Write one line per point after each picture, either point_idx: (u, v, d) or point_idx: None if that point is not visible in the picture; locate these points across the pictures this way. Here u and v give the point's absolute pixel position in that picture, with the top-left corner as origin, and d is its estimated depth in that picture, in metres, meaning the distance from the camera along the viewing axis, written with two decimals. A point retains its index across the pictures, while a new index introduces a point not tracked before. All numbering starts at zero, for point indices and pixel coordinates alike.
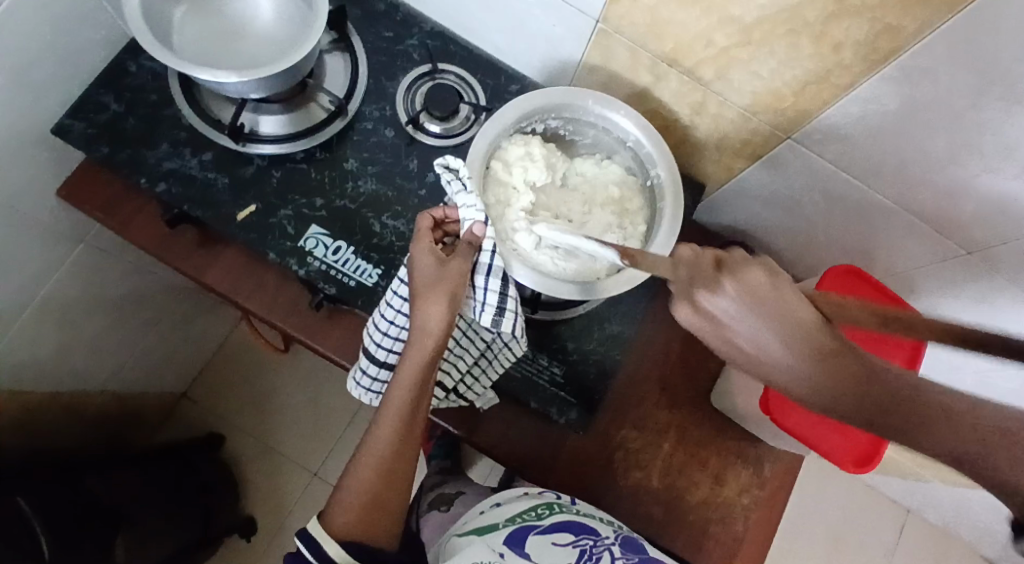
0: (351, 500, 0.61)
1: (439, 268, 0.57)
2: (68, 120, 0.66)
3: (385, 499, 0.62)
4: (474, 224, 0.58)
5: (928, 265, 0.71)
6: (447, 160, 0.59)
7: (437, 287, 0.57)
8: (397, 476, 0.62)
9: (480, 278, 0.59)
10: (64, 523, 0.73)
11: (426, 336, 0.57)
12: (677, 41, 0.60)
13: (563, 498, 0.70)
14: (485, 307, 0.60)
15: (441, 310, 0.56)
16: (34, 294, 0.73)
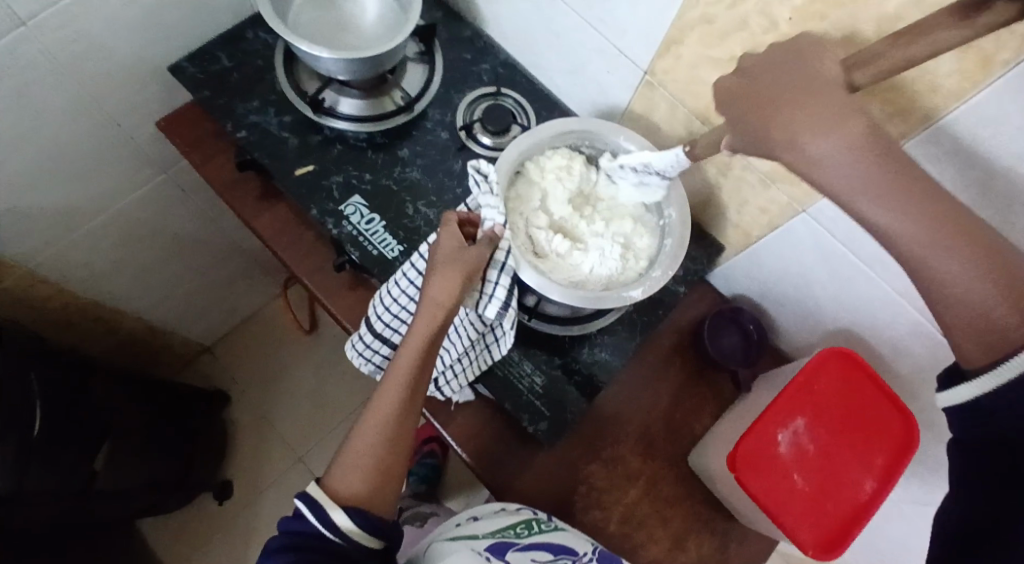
0: (354, 468, 0.57)
1: (460, 248, 0.59)
2: (185, 63, 0.78)
3: (391, 466, 0.58)
4: (495, 225, 0.61)
5: (928, 371, 0.69)
6: (479, 164, 0.64)
7: (457, 263, 0.58)
8: (399, 450, 0.59)
9: (492, 272, 0.61)
10: (61, 413, 0.78)
11: (436, 305, 0.57)
12: (711, 100, 0.66)
13: (540, 515, 0.69)
14: (491, 300, 0.62)
15: (455, 284, 0.57)
16: (110, 203, 0.84)
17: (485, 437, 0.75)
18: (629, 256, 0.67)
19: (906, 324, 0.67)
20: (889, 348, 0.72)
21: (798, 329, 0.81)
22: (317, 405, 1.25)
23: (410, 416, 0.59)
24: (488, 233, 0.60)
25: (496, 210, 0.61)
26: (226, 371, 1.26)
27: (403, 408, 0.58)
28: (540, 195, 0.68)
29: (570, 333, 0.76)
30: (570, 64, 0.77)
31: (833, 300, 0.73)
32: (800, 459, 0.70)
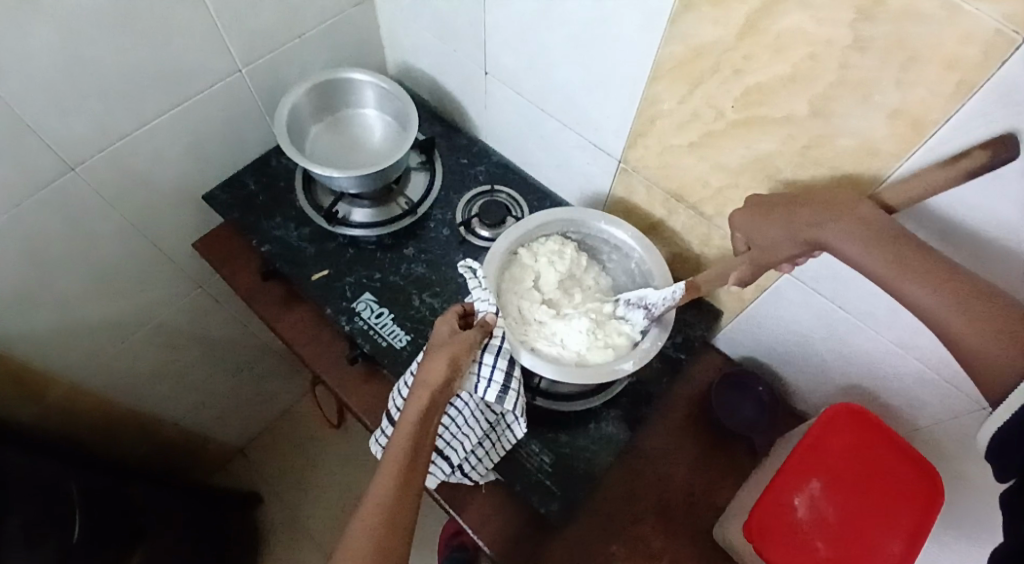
0: (351, 556, 0.55)
1: (449, 334, 0.65)
2: (218, 190, 0.88)
3: (390, 546, 0.57)
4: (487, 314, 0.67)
5: (947, 421, 0.67)
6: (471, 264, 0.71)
7: (446, 346, 0.63)
8: (399, 533, 0.58)
9: (488, 356, 0.66)
10: (97, 520, 0.82)
11: (426, 383, 0.61)
12: (683, 181, 0.71)
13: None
14: (490, 383, 0.66)
15: (444, 363, 0.61)
16: (152, 317, 0.93)
17: (499, 520, 0.76)
18: (601, 340, 0.69)
19: (911, 375, 0.67)
20: (901, 401, 0.71)
21: (811, 387, 0.81)
22: (349, 502, 1.26)
23: (409, 497, 0.58)
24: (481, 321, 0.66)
25: (486, 299, 0.68)
26: (261, 473, 1.30)
27: (401, 488, 0.58)
28: (528, 274, 0.73)
29: (576, 409, 0.78)
30: (556, 159, 0.84)
31: (836, 356, 0.74)
32: (822, 525, 0.69)
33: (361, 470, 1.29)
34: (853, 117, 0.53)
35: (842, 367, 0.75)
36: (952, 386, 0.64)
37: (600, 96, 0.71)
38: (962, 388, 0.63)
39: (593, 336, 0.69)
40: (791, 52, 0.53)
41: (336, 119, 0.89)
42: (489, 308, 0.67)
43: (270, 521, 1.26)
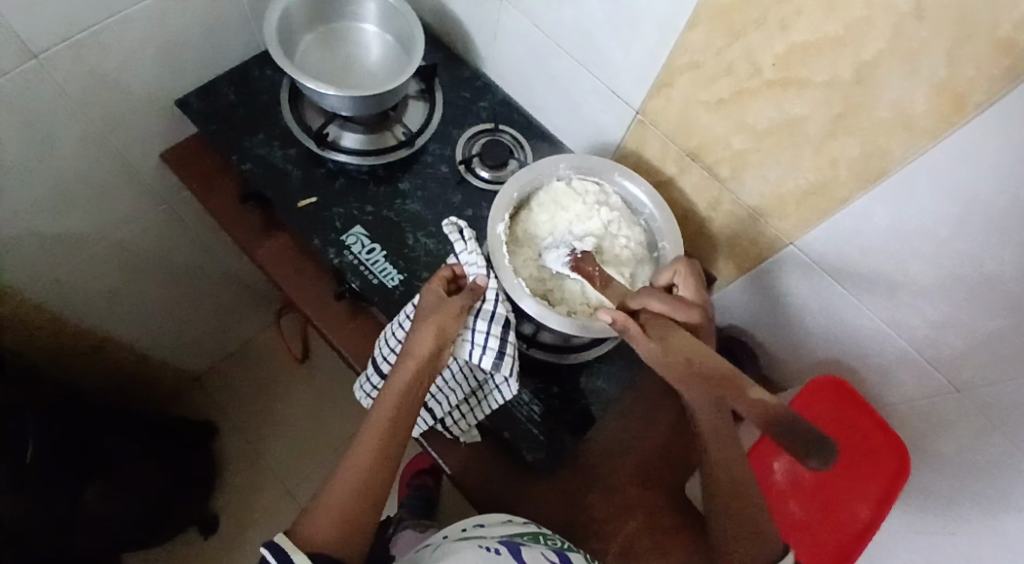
0: (323, 516, 0.55)
1: (439, 300, 0.62)
2: (192, 99, 0.80)
3: (368, 512, 0.56)
4: (478, 277, 0.65)
5: (920, 400, 0.69)
6: (458, 222, 0.65)
7: (432, 315, 0.62)
8: (375, 500, 0.57)
9: (479, 321, 0.64)
10: (50, 444, 0.77)
11: (413, 355, 0.60)
12: (702, 139, 0.70)
13: (544, 529, 0.65)
14: (485, 349, 0.64)
15: (432, 332, 0.61)
16: (113, 232, 0.85)
17: (481, 463, 0.75)
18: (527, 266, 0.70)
19: (895, 355, 0.69)
20: (877, 379, 0.72)
21: (791, 359, 0.81)
22: (308, 437, 1.24)
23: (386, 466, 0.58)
24: (472, 285, 0.64)
25: (476, 263, 0.64)
26: (214, 403, 1.25)
27: (381, 456, 0.58)
28: (582, 198, 0.72)
29: (567, 362, 0.78)
30: (564, 103, 0.80)
31: (824, 330, 0.74)
32: (797, 485, 0.73)
33: (323, 406, 1.27)
34: (900, 91, 0.52)
35: (826, 343, 0.75)
36: (933, 367, 0.65)
37: (629, 40, 0.67)
38: (939, 371, 0.65)
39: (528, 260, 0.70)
40: (848, 15, 0.51)
41: (329, 32, 0.82)
42: (480, 272, 0.65)
43: (223, 452, 1.21)
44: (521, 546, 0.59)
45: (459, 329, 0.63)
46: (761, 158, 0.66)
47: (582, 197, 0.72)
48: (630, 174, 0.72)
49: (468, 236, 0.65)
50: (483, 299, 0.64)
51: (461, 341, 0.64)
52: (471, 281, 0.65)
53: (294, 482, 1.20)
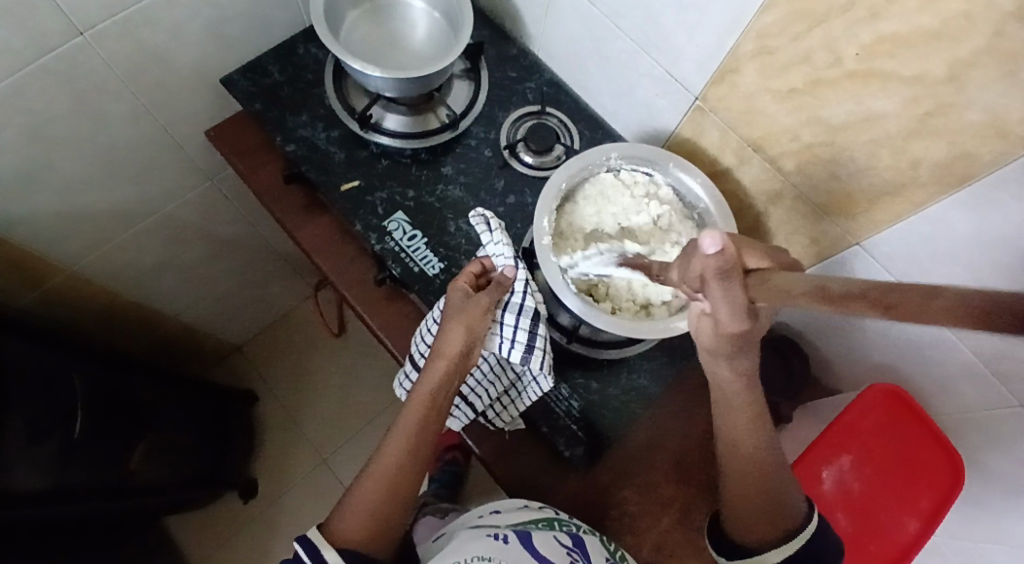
0: (352, 512, 0.58)
1: (464, 299, 0.61)
2: (237, 76, 0.79)
3: (392, 509, 0.58)
4: (507, 268, 0.64)
5: (978, 411, 0.65)
6: (485, 213, 0.66)
7: (459, 313, 0.61)
8: (402, 497, 0.59)
9: (509, 316, 0.63)
10: (101, 413, 0.79)
11: (443, 355, 0.60)
12: (766, 130, 0.66)
13: (562, 515, 0.63)
14: (514, 344, 0.63)
15: (460, 332, 0.60)
16: (159, 207, 0.86)
17: (518, 456, 0.74)
18: (573, 259, 0.68)
19: (957, 367, 0.64)
20: (936, 389, 0.68)
21: (841, 360, 0.77)
22: (344, 409, 1.26)
23: (414, 465, 0.60)
24: (498, 278, 0.62)
25: (503, 254, 0.64)
26: (255, 372, 1.27)
27: (409, 455, 0.59)
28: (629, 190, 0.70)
29: (607, 357, 0.75)
30: (617, 86, 0.77)
31: (882, 334, 0.70)
32: (845, 497, 0.69)
33: (359, 379, 1.28)
34: (993, 92, 0.47)
35: (882, 348, 0.71)
36: (995, 381, 0.61)
37: (693, 22, 0.63)
38: (1003, 385, 0.61)
39: (573, 252, 0.68)
40: (945, 5, 0.46)
41: (376, 7, 0.79)
42: (508, 262, 0.64)
43: (263, 420, 1.24)
44: (532, 532, 0.58)
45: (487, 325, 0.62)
46: (830, 154, 0.62)
47: (630, 190, 0.70)
48: (686, 165, 0.68)
49: (494, 227, 0.65)
50: (511, 291, 0.64)
51: (489, 335, 0.64)
52: (500, 273, 0.64)
53: (329, 452, 1.22)
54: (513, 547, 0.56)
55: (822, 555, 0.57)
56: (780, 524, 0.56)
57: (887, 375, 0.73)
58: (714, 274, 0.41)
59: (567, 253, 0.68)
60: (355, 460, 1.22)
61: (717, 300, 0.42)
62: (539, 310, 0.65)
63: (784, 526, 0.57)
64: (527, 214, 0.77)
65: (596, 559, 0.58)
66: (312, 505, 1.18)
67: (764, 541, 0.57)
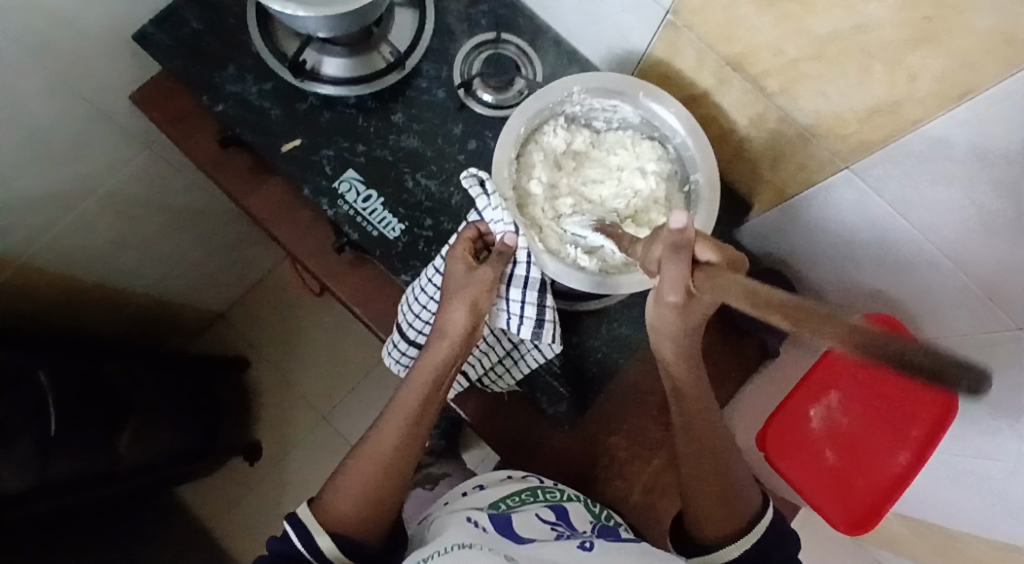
0: (345, 489, 0.56)
1: (467, 272, 0.56)
2: (150, 29, 0.70)
3: (386, 490, 0.56)
4: (506, 234, 0.56)
5: (970, 336, 0.59)
6: (477, 171, 0.58)
7: (462, 289, 0.56)
8: (398, 477, 0.57)
9: (513, 290, 0.59)
10: (78, 404, 0.77)
11: (446, 335, 0.56)
12: (746, 46, 0.57)
13: (546, 485, 0.63)
14: (524, 319, 0.60)
15: (463, 312, 0.55)
16: (99, 184, 0.80)
17: (507, 417, 0.71)
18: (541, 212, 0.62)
19: (952, 291, 0.58)
20: (929, 315, 0.64)
21: (835, 288, 0.73)
22: (339, 361, 1.25)
23: (412, 444, 0.57)
24: (499, 248, 0.56)
25: (502, 220, 0.57)
26: (244, 332, 1.26)
27: (407, 436, 0.57)
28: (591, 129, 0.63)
29: (587, 308, 0.70)
30: (579, 2, 0.67)
31: (875, 261, 0.65)
32: (833, 434, 0.67)
33: (348, 329, 1.26)
34: None
35: (875, 274, 0.67)
36: (992, 304, 0.55)
37: None
38: (999, 307, 0.54)
39: (540, 205, 0.62)
40: None
41: None
42: (507, 229, 0.56)
43: (258, 378, 1.24)
44: (513, 513, 0.57)
45: (492, 302, 0.58)
46: (822, 73, 0.54)
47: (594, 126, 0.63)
48: (657, 94, 0.61)
49: (491, 190, 0.57)
50: (513, 263, 0.58)
51: (496, 310, 0.60)
52: (499, 241, 0.56)
53: (328, 404, 1.23)
54: (495, 528, 0.54)
55: (772, 553, 0.56)
56: (736, 519, 0.56)
57: (877, 301, 0.69)
58: (670, 248, 0.38)
59: (534, 207, 0.62)
60: (354, 409, 1.22)
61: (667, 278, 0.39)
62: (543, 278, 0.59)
63: (742, 518, 0.56)
64: (490, 160, 0.70)
65: (580, 526, 0.57)
66: (320, 457, 1.20)
67: (723, 537, 0.56)
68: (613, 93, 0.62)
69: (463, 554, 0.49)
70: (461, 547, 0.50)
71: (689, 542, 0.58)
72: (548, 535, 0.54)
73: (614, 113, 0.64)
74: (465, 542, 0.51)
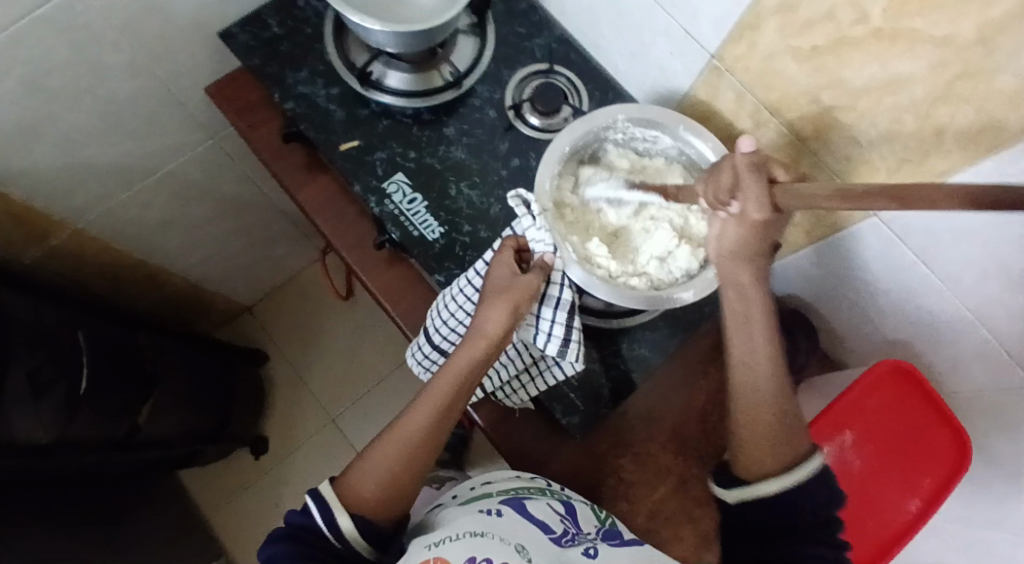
0: (367, 476, 0.57)
1: (511, 278, 0.60)
2: (236, 29, 0.76)
3: (405, 482, 0.58)
4: (546, 253, 0.61)
5: (990, 393, 0.62)
6: (522, 193, 0.63)
7: (505, 293, 0.59)
8: (414, 471, 0.58)
9: (547, 310, 0.62)
10: (106, 370, 0.79)
11: (484, 334, 0.59)
12: (783, 93, 0.62)
13: (554, 486, 0.64)
14: (551, 337, 0.63)
15: (504, 313, 0.58)
16: (161, 164, 0.85)
17: (519, 428, 0.73)
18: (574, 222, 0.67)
19: (972, 348, 0.61)
20: (950, 370, 0.66)
21: (850, 336, 0.75)
22: (353, 368, 1.27)
23: (435, 439, 0.59)
24: (540, 263, 0.61)
25: (544, 240, 0.62)
26: (265, 332, 1.29)
27: (428, 432, 0.58)
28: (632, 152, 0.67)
29: (609, 327, 0.73)
30: (630, 43, 0.73)
31: (896, 311, 0.67)
32: (845, 475, 0.68)
33: (367, 340, 1.29)
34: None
35: (894, 325, 0.69)
36: (1015, 366, 0.58)
37: None
38: (1020, 367, 0.58)
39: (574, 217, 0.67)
40: None
41: None
42: (547, 249, 0.62)
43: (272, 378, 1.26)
44: (525, 504, 0.59)
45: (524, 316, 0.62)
46: (851, 123, 0.58)
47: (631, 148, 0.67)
48: (698, 128, 0.65)
49: (536, 211, 0.62)
50: (548, 281, 0.62)
51: (526, 326, 0.64)
52: (538, 258, 0.61)
53: (338, 412, 1.25)
54: (508, 516, 0.56)
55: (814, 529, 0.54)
56: (789, 453, 0.56)
57: (892, 350, 0.71)
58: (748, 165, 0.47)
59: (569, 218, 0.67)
60: (361, 421, 1.24)
61: (750, 196, 0.45)
62: (575, 301, 0.64)
63: (792, 456, 0.56)
64: (530, 178, 0.75)
65: (586, 527, 0.59)
66: (323, 463, 1.21)
67: (774, 470, 0.56)
68: (650, 120, 0.67)
69: (477, 542, 0.51)
70: (473, 535, 0.52)
71: (732, 475, 0.58)
72: (556, 530, 0.56)
73: (653, 143, 0.69)
74: (477, 530, 0.53)
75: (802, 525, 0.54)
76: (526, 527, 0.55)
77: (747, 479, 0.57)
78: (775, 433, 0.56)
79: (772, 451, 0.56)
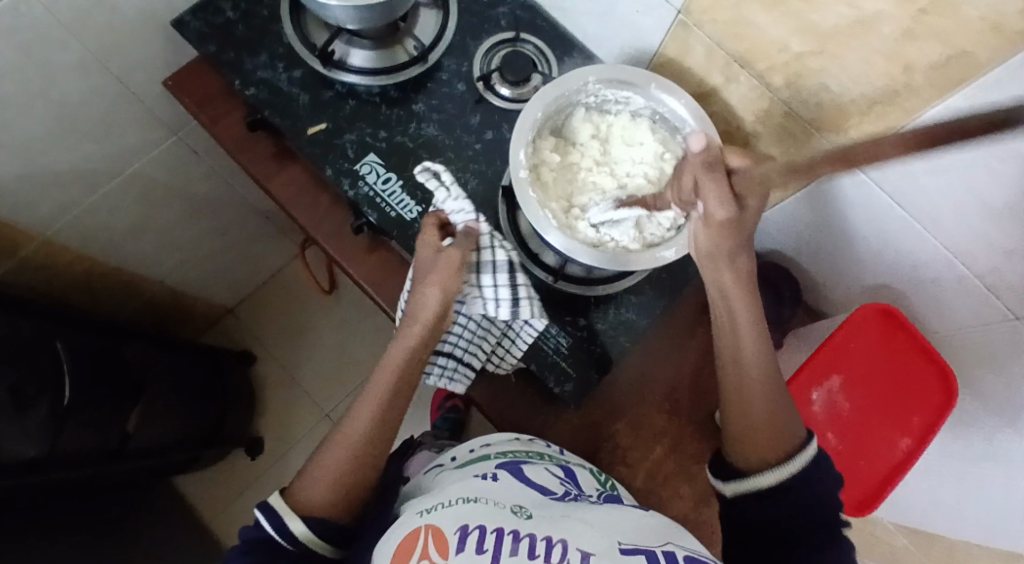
0: (318, 477, 0.57)
1: (435, 258, 0.60)
2: (187, 17, 0.73)
3: (358, 476, 0.58)
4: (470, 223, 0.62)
5: (973, 328, 0.63)
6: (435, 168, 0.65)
7: (432, 275, 0.60)
8: (366, 462, 0.59)
9: (486, 277, 0.64)
10: (90, 380, 0.78)
11: (417, 318, 0.60)
12: (754, 43, 0.61)
13: (552, 450, 0.65)
14: (501, 300, 0.64)
15: (432, 295, 0.60)
16: (125, 166, 0.83)
17: (513, 401, 0.73)
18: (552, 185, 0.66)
19: (953, 284, 0.62)
20: (934, 308, 0.66)
21: (834, 284, 0.75)
22: (342, 360, 1.26)
23: (384, 428, 0.60)
24: (464, 232, 0.61)
25: (466, 209, 0.62)
26: (249, 331, 1.27)
27: (377, 422, 0.60)
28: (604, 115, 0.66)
29: (595, 294, 0.72)
30: (595, 4, 0.71)
31: (876, 255, 0.67)
32: (835, 419, 0.69)
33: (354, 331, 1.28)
34: None
35: (876, 269, 0.69)
36: (993, 299, 0.59)
37: None
38: (998, 297, 0.58)
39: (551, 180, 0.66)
40: None
41: None
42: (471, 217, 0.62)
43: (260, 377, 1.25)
44: (523, 468, 0.58)
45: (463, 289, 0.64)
46: (822, 67, 0.57)
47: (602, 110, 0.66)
48: (671, 86, 0.64)
49: (450, 183, 0.63)
50: (479, 251, 0.63)
51: (472, 297, 0.65)
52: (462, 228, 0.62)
53: (331, 406, 1.24)
54: (503, 481, 0.55)
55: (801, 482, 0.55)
56: (781, 445, 0.57)
57: (877, 295, 0.71)
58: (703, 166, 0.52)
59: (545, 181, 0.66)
60: None
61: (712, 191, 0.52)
62: (515, 261, 0.64)
63: (786, 443, 0.57)
64: (504, 151, 0.74)
65: (587, 489, 0.59)
66: None
67: (766, 461, 0.57)
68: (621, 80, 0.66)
69: (469, 507, 0.50)
70: (467, 501, 0.51)
71: (728, 467, 0.59)
72: (557, 490, 0.56)
73: (626, 104, 0.68)
74: (471, 496, 0.52)
75: (799, 501, 0.54)
76: (523, 488, 0.55)
77: (745, 471, 0.57)
78: (771, 425, 0.57)
79: (761, 439, 0.57)
